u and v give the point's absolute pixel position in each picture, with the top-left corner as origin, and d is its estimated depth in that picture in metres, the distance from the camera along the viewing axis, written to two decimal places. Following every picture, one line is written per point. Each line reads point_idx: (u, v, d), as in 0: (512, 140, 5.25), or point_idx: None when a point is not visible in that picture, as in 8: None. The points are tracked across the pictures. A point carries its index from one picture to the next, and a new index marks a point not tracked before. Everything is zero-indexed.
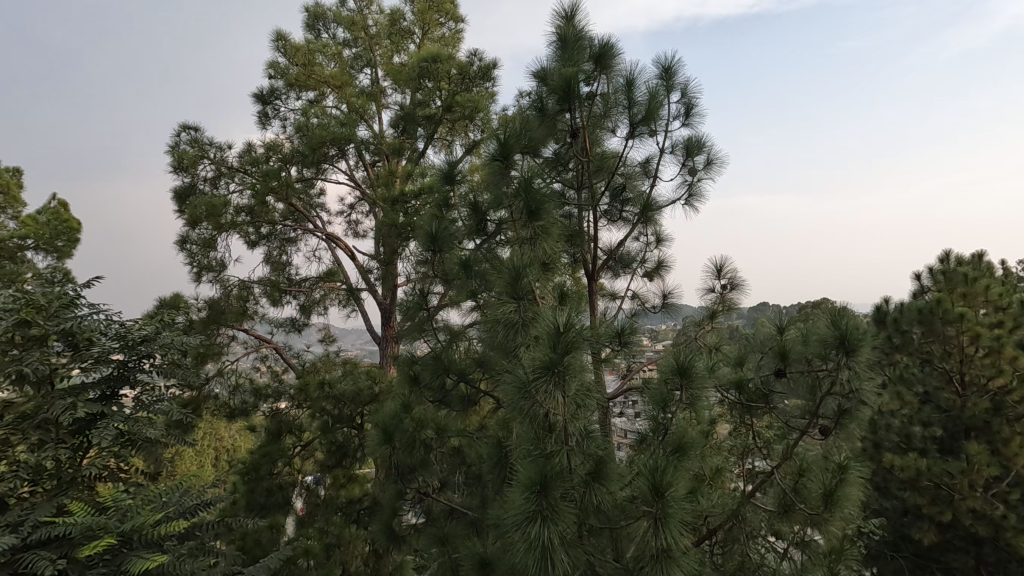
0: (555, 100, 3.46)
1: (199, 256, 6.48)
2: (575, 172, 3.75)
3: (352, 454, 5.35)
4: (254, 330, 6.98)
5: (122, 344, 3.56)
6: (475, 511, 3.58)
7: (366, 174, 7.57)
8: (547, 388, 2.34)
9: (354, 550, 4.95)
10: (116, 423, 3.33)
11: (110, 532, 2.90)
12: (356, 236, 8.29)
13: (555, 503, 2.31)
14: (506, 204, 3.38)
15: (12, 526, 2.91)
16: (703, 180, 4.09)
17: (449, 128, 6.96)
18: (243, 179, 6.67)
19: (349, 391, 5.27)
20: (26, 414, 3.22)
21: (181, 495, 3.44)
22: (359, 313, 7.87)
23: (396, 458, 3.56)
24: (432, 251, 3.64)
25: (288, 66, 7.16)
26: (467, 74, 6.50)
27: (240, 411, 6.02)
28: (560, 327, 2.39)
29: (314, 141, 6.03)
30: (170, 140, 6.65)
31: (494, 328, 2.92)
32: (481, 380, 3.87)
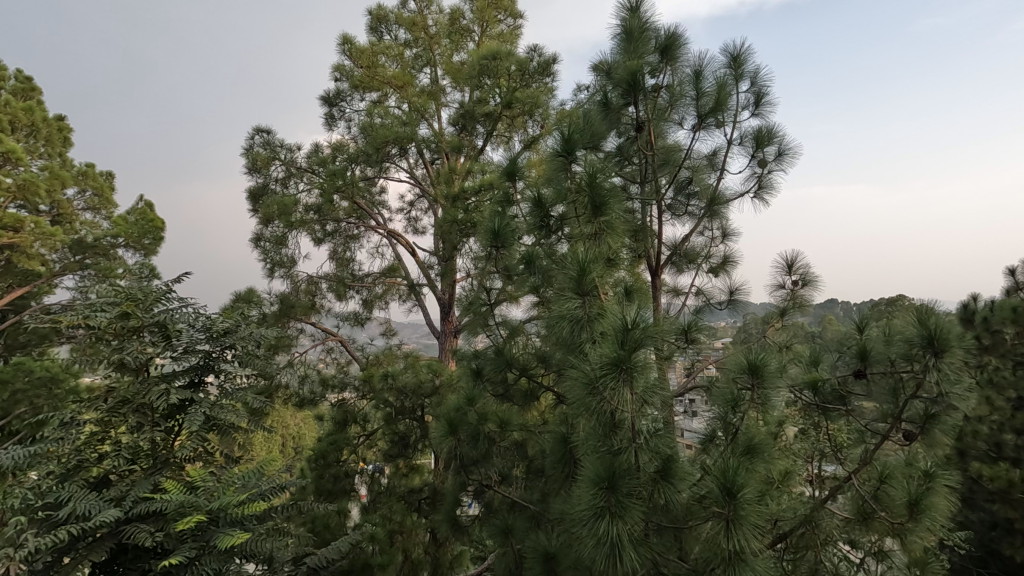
0: (618, 93, 3.42)
1: (271, 253, 6.85)
2: (638, 166, 3.68)
3: (414, 445, 5.48)
4: (321, 323, 7.33)
5: (208, 336, 3.82)
6: (537, 505, 3.59)
7: (426, 172, 7.72)
8: (614, 385, 2.32)
9: (416, 539, 5.03)
10: (203, 409, 3.58)
11: (200, 510, 3.14)
12: (416, 233, 8.48)
13: (623, 500, 2.29)
14: (570, 200, 3.37)
15: (117, 500, 3.22)
16: (774, 173, 3.93)
17: (509, 124, 6.97)
18: (311, 179, 6.98)
19: (411, 383, 5.35)
20: (125, 398, 3.53)
21: (261, 478, 3.67)
22: (420, 309, 8.03)
23: (461, 450, 3.65)
24: (493, 246, 3.66)
25: (353, 68, 7.44)
26: (527, 70, 6.55)
27: (309, 400, 6.33)
28: (628, 324, 2.36)
29: (378, 140, 6.22)
30: (244, 143, 7.05)
31: (558, 324, 2.92)
32: (544, 376, 3.87)
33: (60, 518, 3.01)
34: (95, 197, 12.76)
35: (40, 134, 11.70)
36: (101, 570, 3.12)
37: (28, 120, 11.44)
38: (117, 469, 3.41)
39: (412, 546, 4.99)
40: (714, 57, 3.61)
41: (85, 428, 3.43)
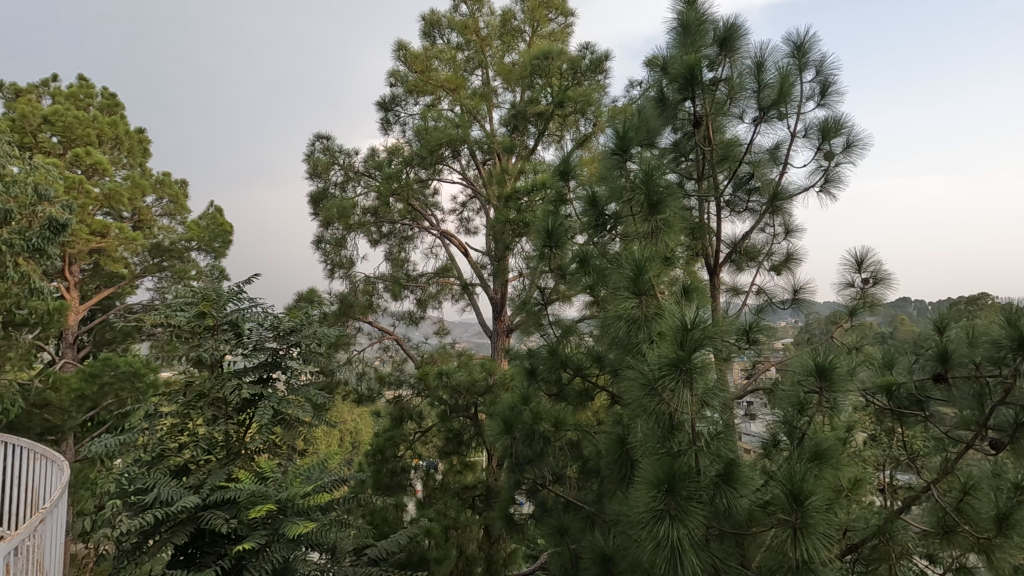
0: (675, 89, 3.36)
1: (331, 254, 7.12)
2: (695, 162, 3.59)
3: (468, 442, 5.55)
4: (377, 322, 7.58)
5: (275, 334, 4.03)
6: (592, 505, 3.57)
7: (478, 173, 7.80)
8: (673, 386, 2.28)
9: (470, 535, 5.10)
10: (271, 405, 3.78)
11: (269, 500, 3.33)
12: (468, 233, 8.58)
13: (683, 503, 2.25)
14: (626, 199, 3.32)
15: (195, 487, 3.45)
16: (842, 165, 3.74)
17: (560, 123, 6.93)
18: (369, 182, 7.18)
19: (465, 381, 5.41)
20: (202, 393, 3.77)
21: (325, 470, 3.84)
22: (473, 308, 8.12)
23: (516, 448, 3.68)
24: (547, 246, 3.72)
25: (407, 73, 7.64)
26: (579, 69, 6.50)
27: (367, 396, 6.54)
28: (687, 324, 2.30)
29: (432, 143, 6.39)
30: (306, 149, 7.36)
31: (614, 324, 2.89)
32: (599, 376, 3.83)
33: (146, 503, 3.26)
34: (171, 204, 13.62)
35: (124, 145, 12.66)
36: (182, 552, 3.36)
37: (113, 133, 12.37)
38: (195, 458, 3.66)
39: (467, 542, 5.06)
40: (776, 47, 3.47)
41: (166, 420, 3.69)
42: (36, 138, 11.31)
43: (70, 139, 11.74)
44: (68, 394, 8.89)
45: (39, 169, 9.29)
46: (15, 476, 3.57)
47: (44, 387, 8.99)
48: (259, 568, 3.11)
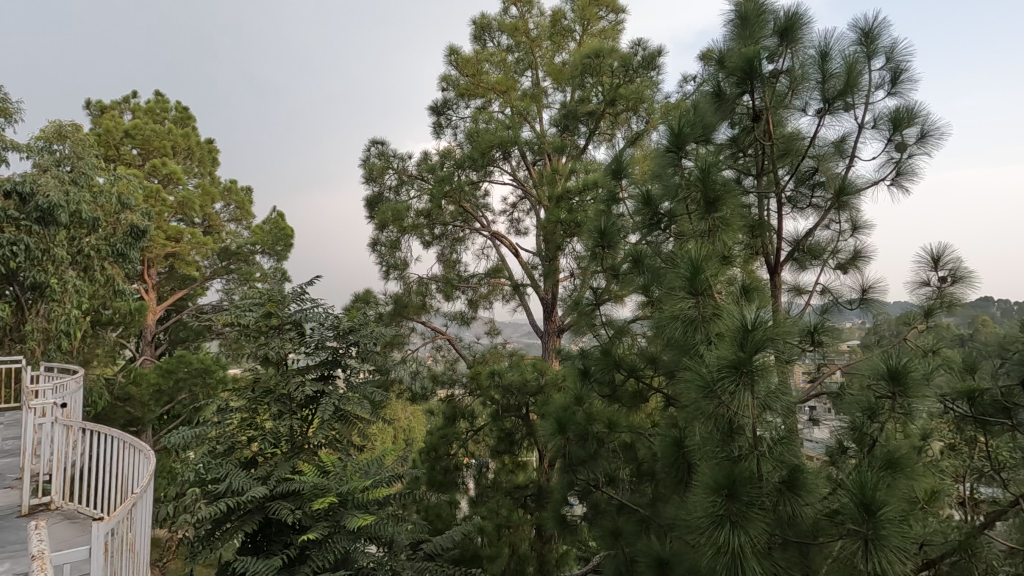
0: (732, 83, 3.27)
1: (386, 256, 7.31)
2: (754, 157, 3.48)
3: (520, 442, 5.58)
4: (430, 323, 7.76)
5: (335, 334, 4.21)
6: (646, 508, 3.52)
7: (528, 174, 7.81)
8: (733, 389, 2.21)
9: (522, 534, 5.14)
10: (333, 401, 3.94)
11: (331, 492, 3.47)
12: (518, 234, 8.61)
13: (745, 509, 2.18)
14: (681, 197, 3.24)
15: (263, 478, 3.63)
16: (916, 156, 3.52)
17: (612, 121, 6.82)
18: (421, 185, 7.35)
19: (516, 381, 5.43)
20: (269, 389, 3.97)
21: (382, 466, 3.96)
22: (524, 308, 8.14)
23: (569, 449, 3.67)
24: (600, 246, 3.69)
25: (458, 77, 7.76)
26: (630, 66, 6.38)
27: (420, 395, 6.68)
28: (748, 325, 2.22)
29: (483, 146, 6.47)
30: (361, 155, 7.60)
31: (670, 324, 2.83)
32: (654, 377, 3.74)
33: (219, 492, 3.46)
34: (237, 209, 14.36)
35: (195, 155, 13.46)
36: (251, 539, 3.55)
37: (185, 144, 13.17)
38: (262, 451, 3.86)
39: (519, 541, 5.09)
40: (841, 34, 3.31)
41: (236, 414, 3.91)
42: (118, 151, 12.23)
43: (148, 151, 12.61)
44: (147, 389, 9.59)
45: (121, 179, 10.04)
46: (103, 464, 3.86)
47: (127, 382, 9.74)
48: (323, 558, 3.26)
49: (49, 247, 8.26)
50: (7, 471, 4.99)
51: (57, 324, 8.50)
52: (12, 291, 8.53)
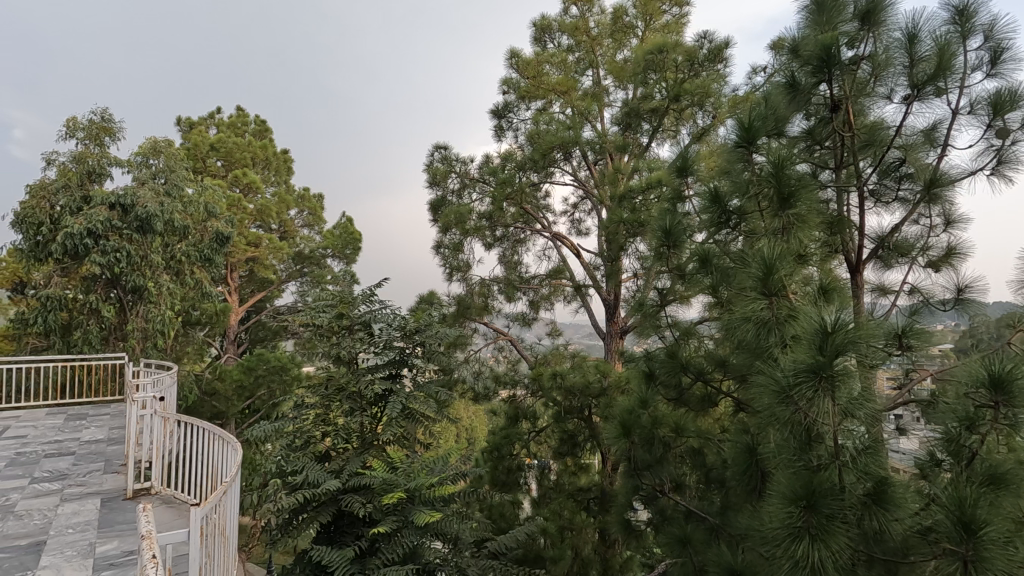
0: (807, 73, 3.12)
1: (450, 258, 7.45)
2: (832, 150, 3.28)
3: (583, 445, 5.54)
4: (492, 324, 7.87)
5: (402, 334, 4.35)
6: (716, 517, 3.40)
7: (590, 174, 7.74)
8: (812, 395, 2.09)
9: (585, 537, 5.10)
10: (400, 400, 4.07)
11: (400, 488, 3.58)
12: (580, 235, 8.55)
13: (826, 523, 2.06)
14: (753, 193, 3.11)
15: (336, 472, 3.80)
16: (1020, 142, 3.19)
17: (676, 117, 6.62)
18: (483, 188, 7.47)
19: (579, 383, 5.38)
20: (341, 387, 4.16)
21: (447, 464, 4.04)
22: (586, 309, 8.07)
23: (634, 453, 3.61)
24: (665, 246, 3.61)
25: (519, 80, 7.80)
26: (696, 59, 6.19)
27: (483, 394, 6.78)
28: (827, 328, 2.10)
29: (544, 147, 6.50)
30: (425, 159, 7.80)
31: (741, 326, 2.72)
32: (724, 381, 3.59)
33: (297, 484, 3.66)
34: (310, 215, 15.10)
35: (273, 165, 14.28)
36: (326, 530, 3.72)
37: (263, 155, 13.99)
38: (335, 446, 4.04)
39: (582, 544, 5.05)
40: (931, 14, 3.06)
41: (312, 410, 4.11)
42: (205, 163, 13.18)
43: (231, 162, 13.51)
44: (231, 384, 10.28)
45: (208, 190, 10.83)
46: (196, 453, 4.16)
47: (212, 378, 10.47)
48: (392, 551, 3.37)
49: (147, 253, 9.05)
50: (114, 457, 5.49)
51: (153, 324, 9.27)
52: (116, 294, 9.37)
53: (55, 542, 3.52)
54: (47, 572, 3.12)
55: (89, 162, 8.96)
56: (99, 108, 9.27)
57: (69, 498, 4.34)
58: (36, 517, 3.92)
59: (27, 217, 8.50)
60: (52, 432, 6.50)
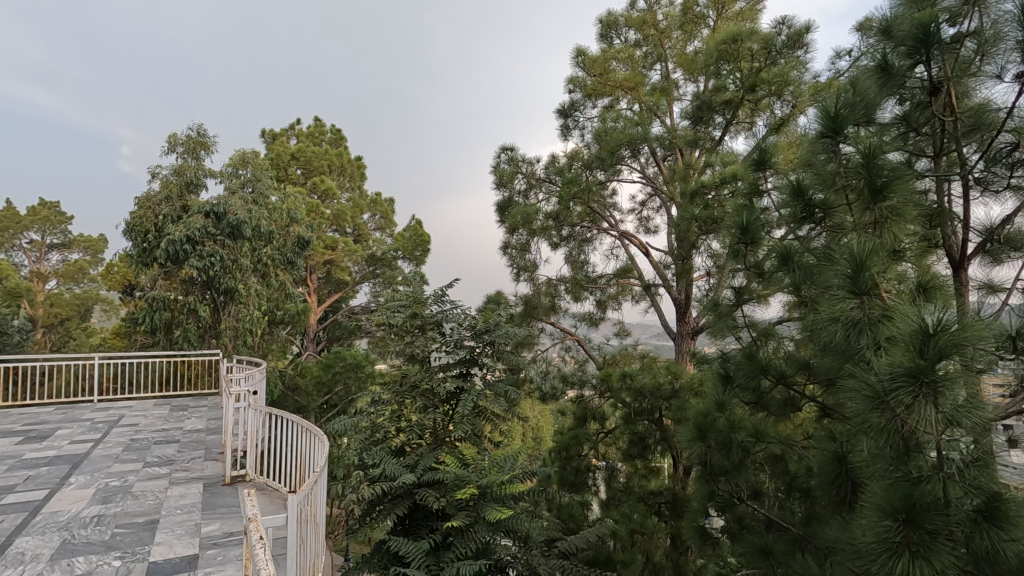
0: (901, 54, 2.89)
1: (517, 259, 7.51)
2: (930, 136, 3.02)
3: (653, 447, 5.43)
4: (559, 323, 7.87)
5: (472, 333, 4.47)
6: (799, 528, 3.23)
7: (658, 170, 7.57)
8: (912, 402, 1.93)
9: (657, 542, 5.00)
10: (471, 398, 4.15)
11: (472, 484, 3.66)
12: (648, 233, 8.38)
13: (928, 539, 1.91)
14: (839, 185, 2.93)
15: (411, 467, 3.93)
16: None
17: (752, 108, 6.32)
18: (550, 188, 7.50)
19: (649, 384, 5.27)
20: (416, 384, 4.31)
21: (517, 462, 4.08)
22: (655, 309, 7.89)
23: (710, 457, 3.48)
24: (742, 243, 3.47)
25: (586, 78, 7.77)
26: (773, 46, 5.91)
27: (551, 394, 6.79)
28: (928, 329, 1.94)
29: (612, 144, 6.40)
30: (492, 161, 7.91)
31: (828, 327, 2.56)
32: (808, 386, 3.37)
33: (375, 477, 3.81)
34: (382, 219, 15.68)
35: (348, 172, 15.00)
36: (402, 522, 3.86)
37: (339, 162, 14.70)
38: (409, 441, 4.18)
39: (654, 549, 4.96)
40: None
41: (388, 405, 4.29)
42: (287, 172, 14.05)
43: (310, 170, 14.31)
44: (312, 380, 10.89)
45: (290, 197, 11.54)
46: (285, 444, 4.45)
47: (295, 374, 11.14)
48: (465, 546, 3.43)
49: (237, 257, 9.75)
50: (212, 446, 5.96)
51: (243, 323, 9.97)
52: (210, 295, 10.15)
53: (166, 520, 3.87)
54: (161, 548, 3.43)
55: (188, 174, 9.75)
56: (195, 124, 10.08)
57: (176, 482, 4.76)
58: (149, 498, 4.33)
59: (136, 226, 9.38)
60: (158, 422, 7.13)
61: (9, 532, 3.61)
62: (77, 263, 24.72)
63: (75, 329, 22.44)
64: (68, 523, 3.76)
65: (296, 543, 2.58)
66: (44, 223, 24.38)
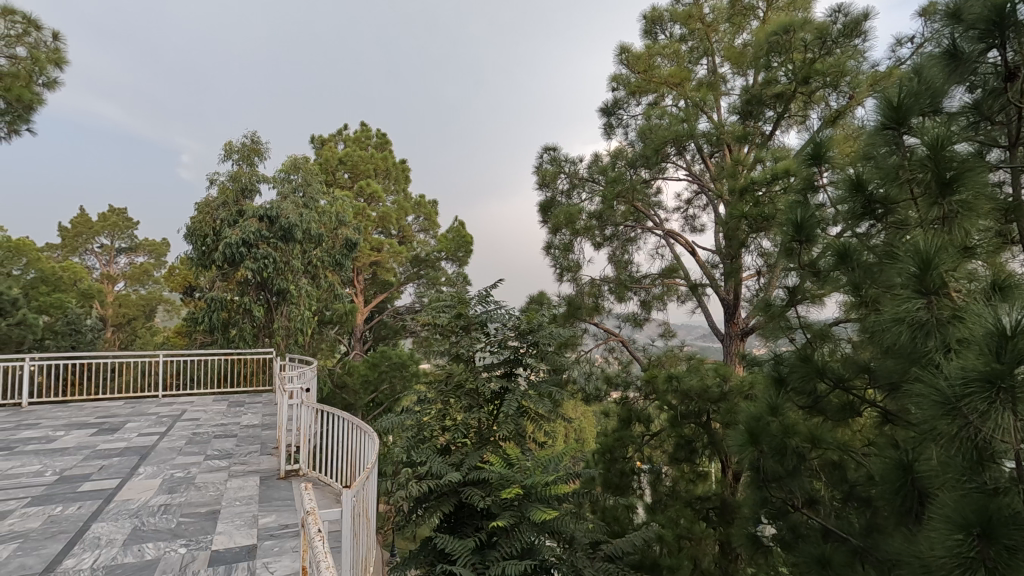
0: (971, 39, 2.72)
1: (560, 259, 7.48)
2: (1006, 125, 2.79)
3: (701, 451, 5.31)
4: (603, 324, 7.80)
5: (516, 333, 4.48)
6: (859, 539, 3.09)
7: (705, 167, 7.39)
8: (987, 408, 1.82)
9: (705, 549, 4.89)
10: (516, 398, 4.17)
11: (517, 484, 3.67)
12: (694, 231, 8.20)
13: (1005, 556, 1.79)
14: (903, 179, 2.79)
15: (457, 465, 3.99)
16: None
17: (805, 101, 6.08)
18: (593, 188, 7.44)
19: (697, 386, 5.16)
20: (462, 384, 4.37)
21: (562, 462, 4.07)
22: (702, 310, 7.70)
23: (763, 462, 3.38)
24: (796, 241, 3.35)
25: (630, 75, 7.67)
26: (828, 36, 5.66)
27: (594, 395, 6.74)
28: (1005, 330, 1.82)
29: (657, 142, 6.27)
30: (535, 161, 7.92)
31: (892, 328, 2.44)
32: (867, 391, 3.22)
33: (422, 475, 3.88)
34: (426, 221, 15.92)
35: (393, 175, 15.32)
36: (448, 520, 3.91)
37: (385, 165, 15.03)
38: (455, 440, 4.24)
39: (702, 556, 4.85)
40: None
41: (434, 404, 4.36)
42: (335, 176, 14.50)
43: (357, 174, 14.72)
44: (359, 379, 11.19)
45: (338, 201, 11.90)
46: (337, 440, 4.59)
47: (343, 372, 11.47)
48: (510, 546, 3.45)
49: (289, 259, 10.13)
50: (267, 441, 6.20)
51: (295, 323, 10.34)
52: (264, 296, 10.57)
53: (227, 511, 4.05)
54: (222, 537, 3.59)
55: (243, 180, 10.18)
56: (250, 132, 10.52)
57: (235, 474, 4.98)
58: (211, 489, 4.55)
59: (196, 230, 9.87)
60: (218, 417, 7.48)
61: (86, 518, 3.86)
62: (143, 266, 26.24)
63: (140, 328, 23.78)
64: (138, 511, 3.99)
65: (350, 538, 2.67)
66: (114, 229, 25.99)
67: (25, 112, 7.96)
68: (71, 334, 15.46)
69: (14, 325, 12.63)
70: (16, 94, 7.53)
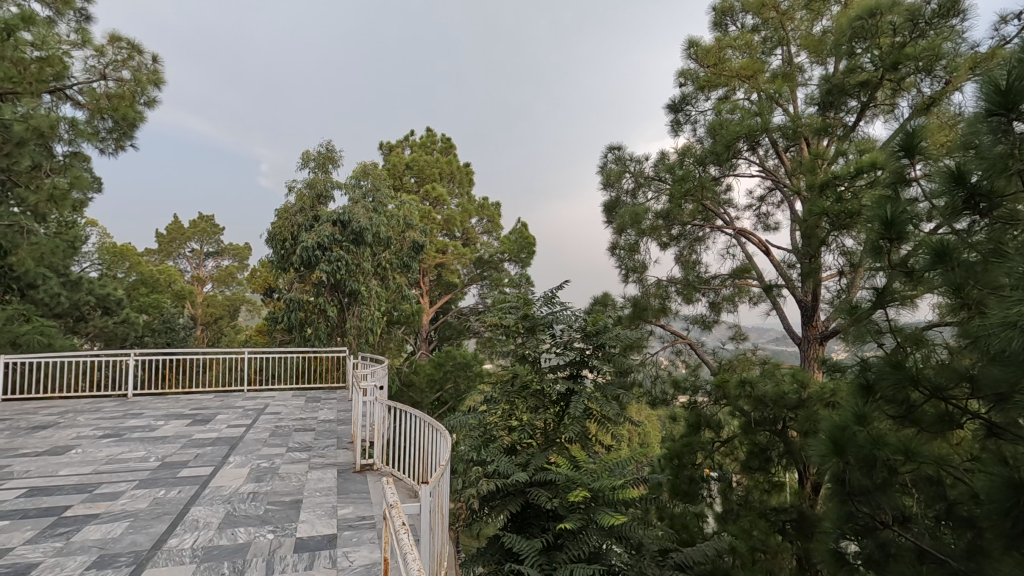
0: None
1: (626, 260, 7.37)
2: None
3: (776, 460, 5.07)
4: (670, 326, 7.62)
5: (582, 335, 4.44)
6: (960, 562, 2.85)
7: (779, 163, 7.06)
8: None
9: (782, 563, 4.66)
10: (582, 400, 4.14)
11: (584, 487, 3.65)
12: (767, 230, 7.84)
13: None
14: (1014, 170, 2.52)
15: (524, 466, 4.02)
16: None
17: (892, 89, 5.68)
18: (659, 187, 7.27)
19: (771, 393, 4.92)
20: (528, 385, 4.40)
21: (629, 467, 4.02)
22: (778, 312, 7.36)
23: (850, 475, 3.18)
24: (884, 240, 3.12)
25: (699, 70, 7.46)
26: (920, 17, 5.21)
27: (661, 399, 6.59)
28: None
29: (728, 138, 6.03)
30: (600, 161, 7.85)
31: (1002, 332, 2.21)
32: (968, 401, 2.96)
33: (490, 473, 3.95)
34: (489, 223, 16.15)
35: (457, 178, 15.63)
36: (515, 520, 3.96)
37: (449, 169, 15.36)
38: (521, 441, 4.28)
39: (778, 569, 4.63)
40: None
41: (500, 404, 4.42)
42: (403, 181, 14.98)
43: (423, 178, 15.14)
44: (425, 378, 11.53)
45: (406, 205, 12.30)
46: (409, 436, 4.75)
47: (410, 371, 11.85)
48: (578, 548, 3.44)
49: (360, 261, 10.56)
50: (342, 435, 6.49)
51: (366, 323, 10.77)
52: (338, 297, 11.08)
53: (308, 501, 4.27)
54: (305, 525, 3.79)
55: (319, 187, 10.70)
56: (326, 141, 11.06)
57: (314, 466, 5.25)
58: (294, 479, 4.82)
59: (277, 235, 10.48)
60: (297, 411, 7.92)
61: (185, 501, 4.19)
62: (228, 269, 28.17)
63: (225, 327, 25.50)
64: (230, 498, 4.28)
65: (428, 532, 2.75)
66: (203, 235, 28.05)
67: (129, 129, 8.73)
68: (167, 331, 16.84)
69: (119, 322, 13.89)
70: (121, 113, 8.22)
